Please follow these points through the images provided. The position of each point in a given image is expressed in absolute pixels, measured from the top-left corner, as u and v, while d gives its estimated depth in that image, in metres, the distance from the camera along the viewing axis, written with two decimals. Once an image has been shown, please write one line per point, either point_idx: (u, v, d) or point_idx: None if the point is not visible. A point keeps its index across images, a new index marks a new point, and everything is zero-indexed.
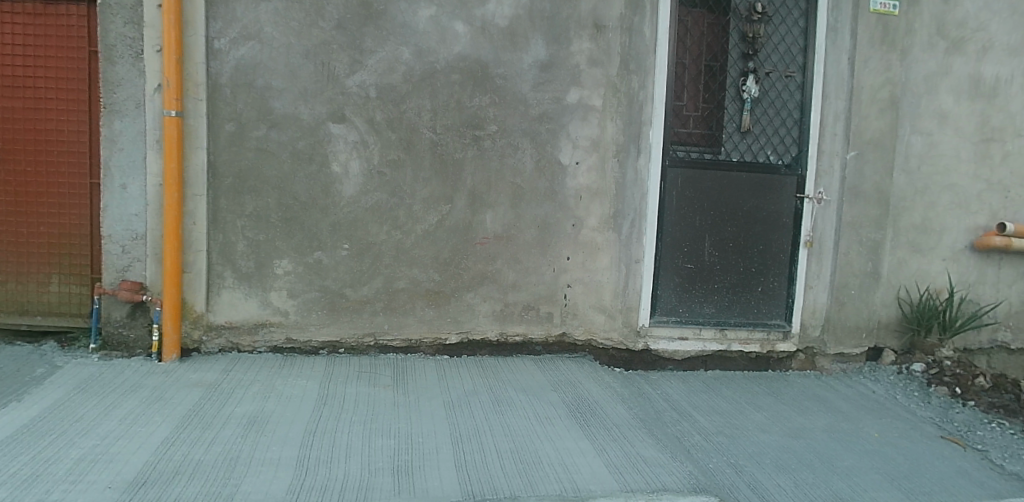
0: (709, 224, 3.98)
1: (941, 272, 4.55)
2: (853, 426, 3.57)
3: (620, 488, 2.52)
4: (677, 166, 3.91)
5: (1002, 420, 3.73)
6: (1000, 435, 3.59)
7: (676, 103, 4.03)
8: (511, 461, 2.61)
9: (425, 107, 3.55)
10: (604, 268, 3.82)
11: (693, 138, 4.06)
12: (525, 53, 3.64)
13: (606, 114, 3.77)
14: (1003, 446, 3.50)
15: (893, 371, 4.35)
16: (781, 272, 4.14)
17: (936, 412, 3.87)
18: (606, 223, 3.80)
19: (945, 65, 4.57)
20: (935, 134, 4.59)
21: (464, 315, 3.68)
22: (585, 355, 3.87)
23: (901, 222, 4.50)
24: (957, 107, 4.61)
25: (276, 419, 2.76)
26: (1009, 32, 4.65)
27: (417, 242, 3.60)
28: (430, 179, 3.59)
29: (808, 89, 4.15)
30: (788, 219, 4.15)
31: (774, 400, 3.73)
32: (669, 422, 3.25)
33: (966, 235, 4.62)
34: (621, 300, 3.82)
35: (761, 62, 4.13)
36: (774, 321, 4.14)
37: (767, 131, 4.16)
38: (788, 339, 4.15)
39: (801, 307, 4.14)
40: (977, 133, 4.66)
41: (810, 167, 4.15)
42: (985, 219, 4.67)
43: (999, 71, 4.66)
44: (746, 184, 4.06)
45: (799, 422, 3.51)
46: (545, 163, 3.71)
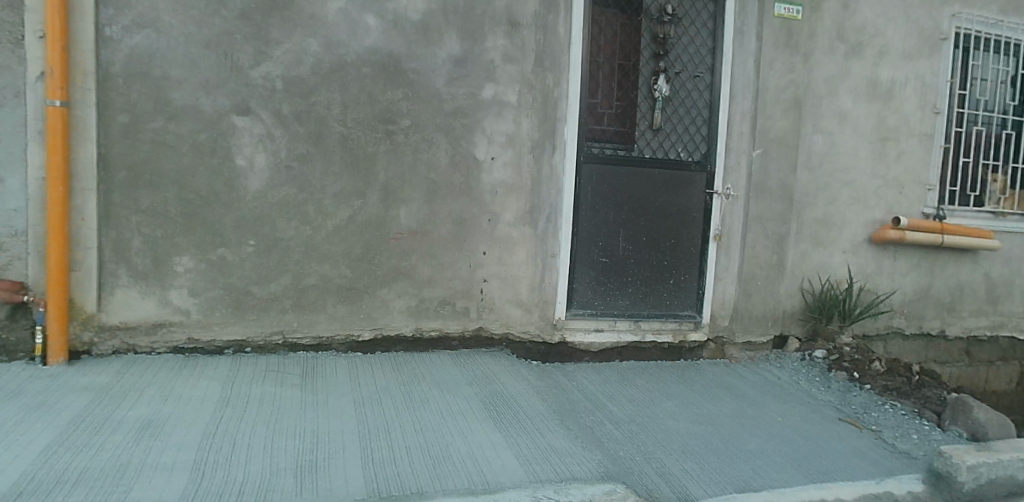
0: (622, 219, 4.10)
1: (841, 263, 4.84)
2: (758, 411, 3.75)
3: (529, 480, 2.56)
4: (592, 162, 4.00)
5: (895, 402, 4.05)
6: (892, 416, 3.90)
7: (591, 101, 4.12)
8: (420, 456, 2.61)
9: (335, 101, 3.49)
10: (520, 263, 3.86)
11: (607, 135, 4.17)
12: (439, 48, 3.63)
13: (522, 110, 3.80)
14: (895, 426, 3.81)
15: (797, 358, 4.55)
16: (691, 265, 4.30)
17: (835, 395, 4.12)
18: (522, 218, 3.84)
19: (845, 68, 4.83)
20: (836, 133, 4.84)
21: (377, 311, 3.65)
22: (502, 349, 3.89)
23: (804, 216, 4.72)
24: (856, 108, 4.88)
25: (172, 422, 2.65)
26: (901, 39, 5.00)
27: (328, 238, 3.54)
28: (340, 174, 3.53)
29: (716, 89, 4.32)
30: (698, 214, 4.31)
31: (686, 388, 3.86)
32: (582, 412, 3.32)
33: (864, 229, 4.94)
34: (537, 293, 3.90)
35: (671, 62, 4.26)
36: (685, 312, 4.30)
37: (677, 129, 4.30)
38: (698, 329, 4.33)
39: (710, 299, 4.33)
40: (874, 133, 4.96)
41: (718, 164, 4.33)
42: (882, 213, 5.01)
43: (893, 76, 4.99)
44: (659, 180, 4.20)
45: (708, 409, 3.66)
46: (460, 158, 3.71)
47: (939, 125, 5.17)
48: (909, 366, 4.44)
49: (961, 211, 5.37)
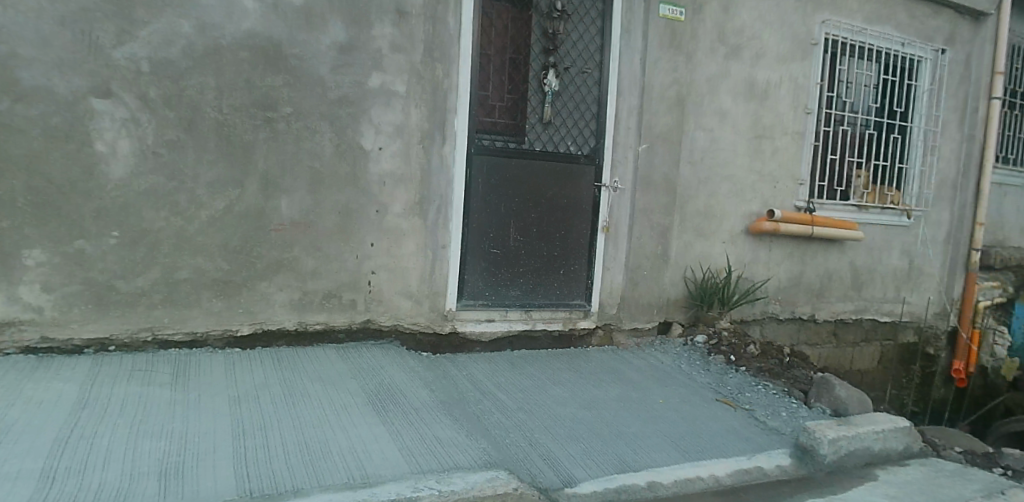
0: (513, 211, 4.16)
1: (720, 253, 5.14)
2: (642, 395, 3.94)
3: (410, 471, 2.59)
4: (482, 154, 4.03)
5: (767, 382, 4.36)
6: (764, 394, 4.22)
7: (482, 93, 4.13)
8: (298, 453, 2.57)
9: (209, 86, 3.34)
10: (409, 254, 3.83)
11: (498, 127, 4.20)
12: (323, 35, 3.54)
13: (411, 100, 3.76)
14: (766, 404, 4.13)
15: (680, 343, 4.79)
16: (581, 256, 4.43)
17: (713, 377, 4.38)
18: (411, 209, 3.81)
19: (725, 68, 5.08)
20: (716, 130, 5.10)
21: (257, 305, 3.52)
22: (391, 342, 3.84)
23: (688, 208, 4.97)
24: (734, 106, 5.16)
25: (19, 428, 2.45)
26: (775, 42, 5.32)
27: (202, 229, 3.38)
28: (215, 162, 3.38)
29: (604, 84, 4.45)
30: (587, 206, 4.45)
31: (574, 375, 3.98)
32: (469, 401, 3.37)
33: (742, 221, 5.26)
34: (427, 284, 3.89)
35: (561, 57, 4.35)
36: (576, 301, 4.42)
37: (567, 123, 4.40)
38: (588, 317, 4.46)
39: (599, 288, 4.48)
40: (751, 130, 5.26)
41: (606, 157, 4.48)
42: (758, 206, 5.34)
43: (768, 77, 5.31)
44: (549, 173, 4.28)
45: (594, 395, 3.80)
46: (345, 147, 3.63)
47: (810, 124, 5.55)
48: (779, 347, 4.80)
49: (830, 205, 5.79)
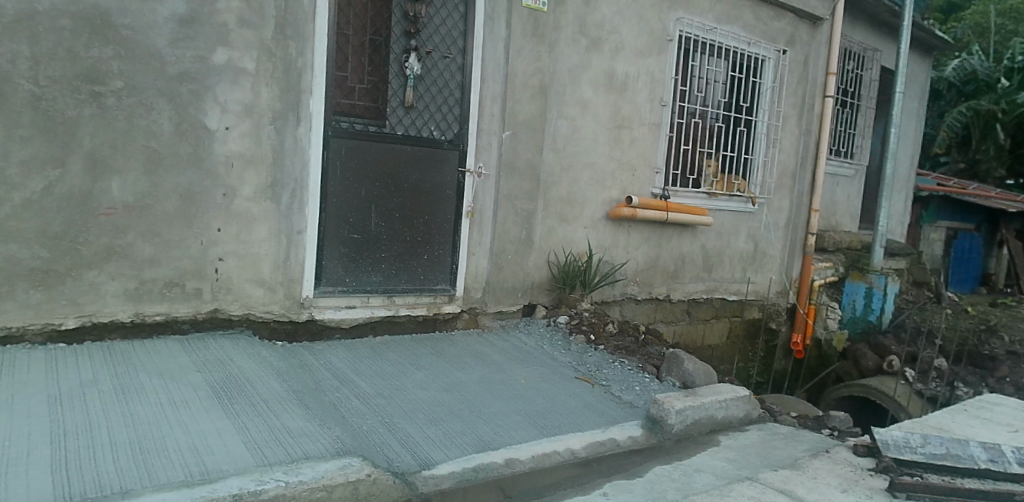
0: (374, 196, 4.09)
1: (581, 238, 5.36)
2: (504, 376, 4.08)
3: (255, 463, 2.51)
4: (341, 137, 3.92)
5: (623, 360, 4.67)
6: (619, 371, 4.52)
7: (340, 74, 4.02)
8: (128, 452, 2.42)
9: (22, 55, 3.04)
10: (261, 240, 3.69)
11: (358, 110, 4.11)
12: (159, 5, 3.30)
13: (261, 79, 3.60)
14: (621, 380, 4.42)
15: (543, 324, 4.96)
16: (445, 241, 4.45)
17: (573, 356, 4.62)
18: (262, 193, 3.67)
19: (586, 59, 5.25)
20: (578, 119, 5.27)
21: (85, 297, 3.25)
22: (242, 331, 3.70)
23: (551, 195, 5.14)
24: (595, 97, 5.35)
25: None
26: (633, 37, 5.56)
27: (16, 213, 3.08)
28: (31, 139, 3.09)
29: (468, 71, 4.46)
30: (452, 191, 4.45)
31: (437, 359, 4.05)
32: (326, 389, 3.31)
33: (602, 207, 5.49)
34: (281, 271, 3.76)
35: (422, 41, 4.29)
36: (440, 286, 4.46)
37: (429, 108, 4.37)
38: (452, 301, 4.53)
39: (463, 273, 4.55)
40: (611, 120, 5.48)
41: (470, 144, 4.52)
42: (617, 193, 5.59)
43: (627, 70, 5.54)
44: (412, 157, 4.23)
45: (456, 377, 3.89)
46: (186, 126, 3.42)
47: (665, 116, 5.86)
48: (633, 326, 5.23)
49: (683, 192, 6.16)
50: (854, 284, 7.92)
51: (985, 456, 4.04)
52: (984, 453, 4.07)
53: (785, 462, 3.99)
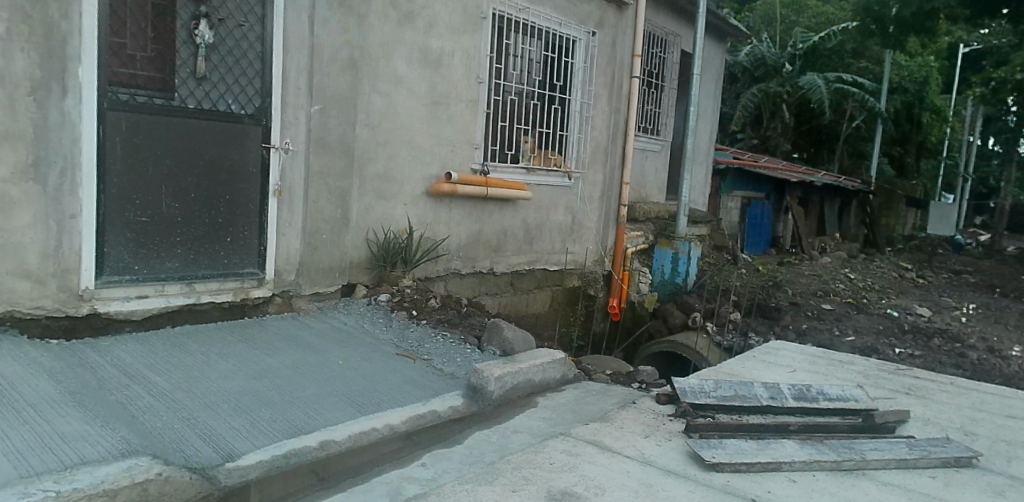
0: (164, 175, 3.82)
1: (401, 215, 5.34)
2: (320, 359, 4.01)
3: (20, 475, 2.30)
4: (120, 110, 3.61)
5: (445, 333, 4.80)
6: (440, 345, 4.62)
7: (116, 40, 3.64)
8: None
9: None
10: (25, 227, 3.34)
11: (139, 80, 3.78)
12: None
13: (13, 44, 3.22)
14: (442, 353, 4.51)
15: (363, 303, 4.96)
16: (251, 222, 4.27)
17: (394, 332, 4.65)
18: (21, 173, 3.30)
19: (398, 34, 5.17)
20: (392, 95, 5.18)
21: None
22: (5, 330, 3.33)
23: (367, 171, 5.04)
24: (409, 72, 5.29)
25: None
26: (447, 12, 5.56)
27: None
28: None
29: (268, 41, 4.25)
30: (256, 169, 4.26)
31: (246, 347, 3.90)
32: (111, 389, 3.09)
33: (422, 183, 5.50)
34: (52, 261, 3.43)
35: (213, 7, 4.03)
36: (248, 270, 4.31)
37: (226, 79, 4.12)
38: (262, 285, 4.39)
39: (273, 255, 4.42)
40: (428, 96, 5.47)
41: (274, 118, 4.32)
42: (437, 169, 5.62)
43: (442, 46, 5.54)
44: (206, 133, 4.00)
45: (267, 364, 3.77)
46: None
47: (481, 93, 5.95)
48: (455, 300, 5.40)
49: (502, 167, 6.32)
50: (662, 250, 8.63)
51: (765, 394, 4.61)
52: (765, 391, 4.64)
53: (596, 415, 4.29)
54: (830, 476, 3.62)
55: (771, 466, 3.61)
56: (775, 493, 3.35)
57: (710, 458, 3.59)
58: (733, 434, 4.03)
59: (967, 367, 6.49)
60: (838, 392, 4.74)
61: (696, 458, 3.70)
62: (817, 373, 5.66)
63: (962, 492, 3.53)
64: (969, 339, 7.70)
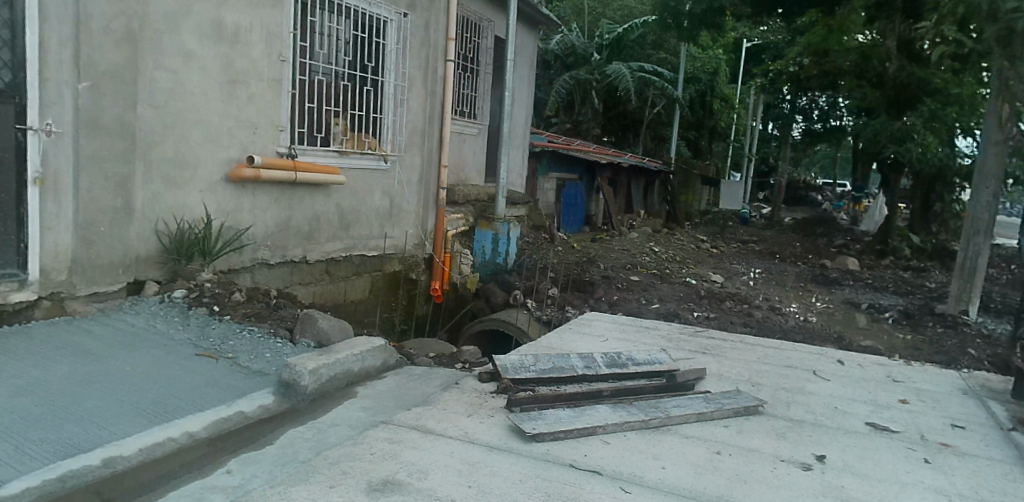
0: None
1: (197, 203, 4.90)
2: (102, 366, 3.57)
3: None
4: None
5: (252, 327, 4.50)
6: (247, 341, 4.30)
7: None
8: None
9: None
10: None
11: None
12: None
13: None
14: (248, 350, 4.20)
15: (155, 301, 4.51)
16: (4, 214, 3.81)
17: (193, 332, 4.25)
18: None
19: (184, 5, 4.64)
20: (179, 72, 4.66)
21: None
22: None
23: (151, 155, 4.52)
24: (200, 48, 4.79)
25: None
26: None
27: None
28: None
29: (18, 8, 3.79)
30: (8, 153, 3.78)
31: (5, 359, 3.44)
32: None
33: (220, 168, 5.06)
34: None
35: None
36: (4, 270, 3.84)
37: None
38: (25, 288, 3.92)
39: (37, 253, 3.94)
40: (223, 75, 5.01)
41: (29, 96, 3.85)
42: (237, 152, 5.19)
43: (238, 21, 5.09)
44: None
45: (32, 378, 3.29)
46: None
47: (285, 72, 5.55)
48: (261, 293, 5.11)
49: (311, 150, 5.99)
50: (483, 231, 8.75)
51: (580, 364, 4.84)
52: (580, 361, 4.88)
53: (418, 399, 4.23)
54: (639, 435, 3.88)
55: (587, 431, 3.79)
56: (591, 457, 3.52)
57: (531, 430, 3.68)
58: (551, 405, 4.18)
59: (752, 324, 7.33)
60: (644, 357, 5.10)
61: (519, 432, 3.78)
62: (626, 340, 6.08)
63: (749, 437, 3.96)
64: (754, 300, 8.70)
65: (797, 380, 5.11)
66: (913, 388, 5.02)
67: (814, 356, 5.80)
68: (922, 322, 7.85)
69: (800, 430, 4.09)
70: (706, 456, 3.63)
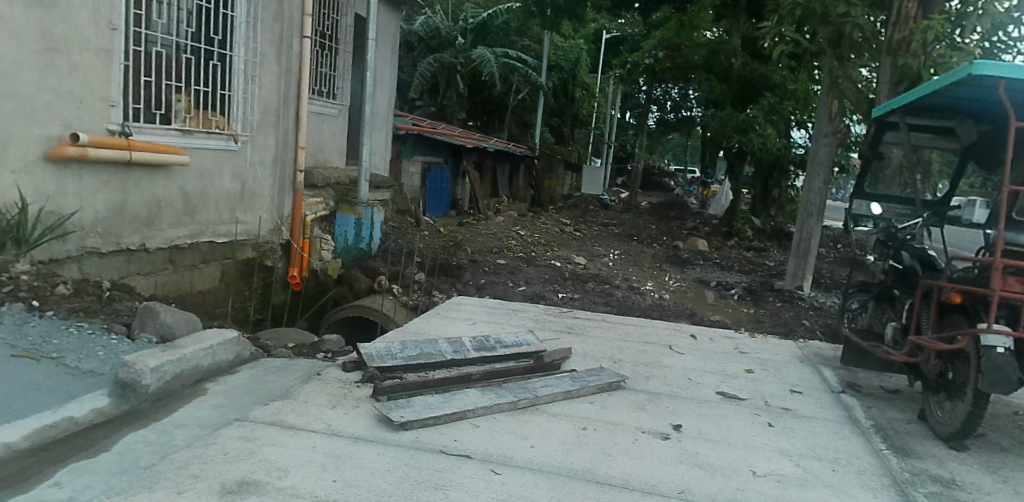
0: None
1: (9, 185, 4.32)
2: None
3: None
4: None
5: (80, 324, 4.03)
6: (74, 339, 3.83)
7: None
8: None
9: None
10: None
11: None
12: None
13: None
14: (77, 348, 3.74)
15: None
16: None
17: (7, 331, 3.70)
18: None
19: None
20: None
21: None
22: None
23: None
24: (8, 9, 4.18)
25: None
26: None
27: None
28: None
29: None
30: None
31: None
32: None
33: (37, 145, 4.46)
34: None
35: None
36: None
37: None
38: None
39: None
40: (38, 42, 4.40)
41: None
42: (58, 129, 4.59)
43: None
44: None
45: None
46: None
47: (117, 42, 4.95)
48: (93, 286, 4.61)
49: (148, 128, 5.41)
50: (345, 216, 8.44)
51: (449, 349, 4.78)
52: (448, 347, 4.81)
53: (277, 393, 3.98)
54: (508, 416, 3.90)
55: (456, 416, 3.74)
56: (461, 441, 3.48)
57: (398, 418, 3.57)
58: (419, 391, 4.08)
59: (613, 304, 7.65)
60: (512, 339, 5.13)
61: (386, 421, 3.66)
62: (494, 323, 6.11)
63: (613, 411, 4.09)
64: (614, 280, 9.08)
65: (655, 355, 5.37)
66: (755, 357, 5.45)
67: (670, 332, 6.14)
68: (763, 297, 8.56)
69: (659, 403, 4.29)
70: (573, 432, 3.71)
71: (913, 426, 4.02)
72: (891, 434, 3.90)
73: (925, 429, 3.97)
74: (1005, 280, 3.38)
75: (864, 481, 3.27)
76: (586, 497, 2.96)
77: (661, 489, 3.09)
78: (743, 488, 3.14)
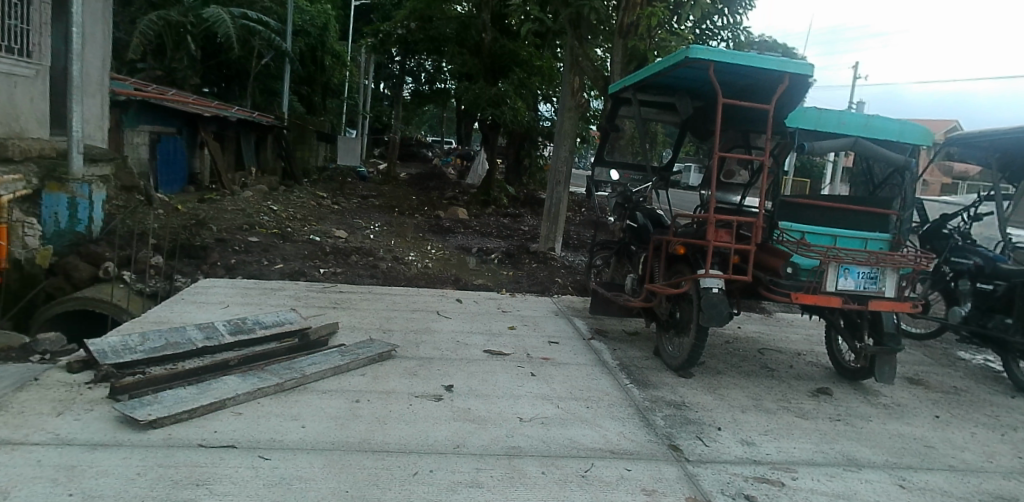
0: None
1: None
2: None
3: None
4: None
5: None
6: None
7: None
8: None
9: None
10: None
11: None
12: None
13: None
14: None
15: None
16: None
17: None
18: None
19: None
20: None
21: None
22: None
23: None
24: None
25: None
26: None
27: None
28: None
29: None
30: None
31: None
32: None
33: None
34: None
35: None
36: None
37: None
38: None
39: None
40: None
41: None
42: None
43: None
44: None
45: None
46: None
47: None
48: None
49: None
50: (54, 196, 7.13)
51: (199, 336, 4.33)
52: (198, 333, 4.36)
53: None
54: (273, 400, 3.68)
55: (214, 406, 3.43)
56: (222, 432, 3.20)
57: (144, 416, 3.16)
58: (169, 385, 3.65)
59: (377, 275, 7.59)
60: (272, 319, 4.84)
61: (128, 422, 3.22)
62: (249, 304, 5.70)
63: (385, 381, 4.09)
64: (378, 252, 8.99)
65: (423, 322, 5.47)
66: (516, 315, 5.84)
67: (436, 298, 6.29)
68: (520, 259, 9.15)
69: (431, 367, 4.38)
70: (346, 406, 3.63)
71: (649, 362, 4.64)
72: (633, 370, 4.47)
73: (659, 364, 4.60)
74: (717, 232, 4.05)
75: (613, 413, 3.70)
76: (364, 467, 2.93)
77: (439, 447, 3.17)
78: (511, 434, 3.37)
